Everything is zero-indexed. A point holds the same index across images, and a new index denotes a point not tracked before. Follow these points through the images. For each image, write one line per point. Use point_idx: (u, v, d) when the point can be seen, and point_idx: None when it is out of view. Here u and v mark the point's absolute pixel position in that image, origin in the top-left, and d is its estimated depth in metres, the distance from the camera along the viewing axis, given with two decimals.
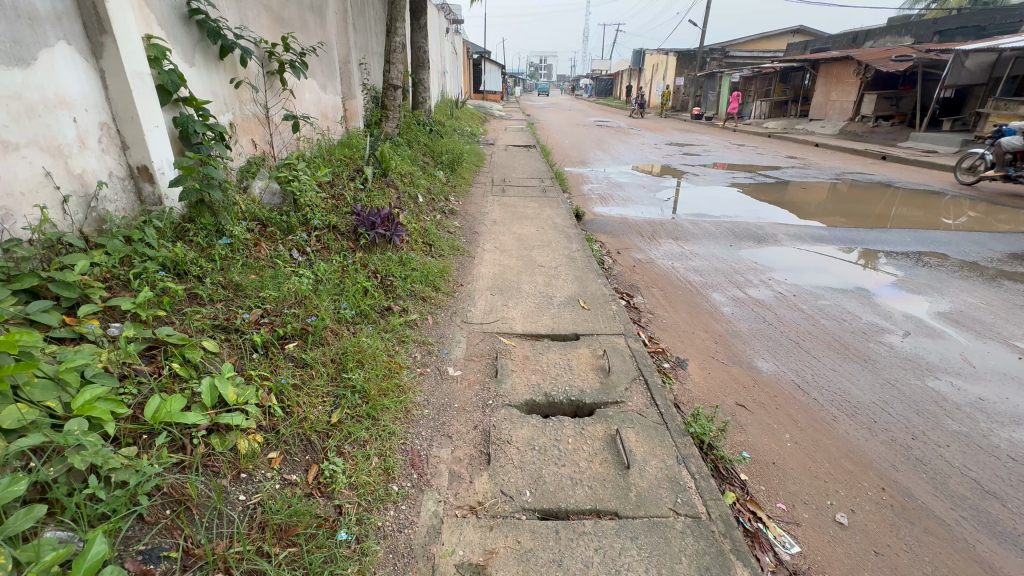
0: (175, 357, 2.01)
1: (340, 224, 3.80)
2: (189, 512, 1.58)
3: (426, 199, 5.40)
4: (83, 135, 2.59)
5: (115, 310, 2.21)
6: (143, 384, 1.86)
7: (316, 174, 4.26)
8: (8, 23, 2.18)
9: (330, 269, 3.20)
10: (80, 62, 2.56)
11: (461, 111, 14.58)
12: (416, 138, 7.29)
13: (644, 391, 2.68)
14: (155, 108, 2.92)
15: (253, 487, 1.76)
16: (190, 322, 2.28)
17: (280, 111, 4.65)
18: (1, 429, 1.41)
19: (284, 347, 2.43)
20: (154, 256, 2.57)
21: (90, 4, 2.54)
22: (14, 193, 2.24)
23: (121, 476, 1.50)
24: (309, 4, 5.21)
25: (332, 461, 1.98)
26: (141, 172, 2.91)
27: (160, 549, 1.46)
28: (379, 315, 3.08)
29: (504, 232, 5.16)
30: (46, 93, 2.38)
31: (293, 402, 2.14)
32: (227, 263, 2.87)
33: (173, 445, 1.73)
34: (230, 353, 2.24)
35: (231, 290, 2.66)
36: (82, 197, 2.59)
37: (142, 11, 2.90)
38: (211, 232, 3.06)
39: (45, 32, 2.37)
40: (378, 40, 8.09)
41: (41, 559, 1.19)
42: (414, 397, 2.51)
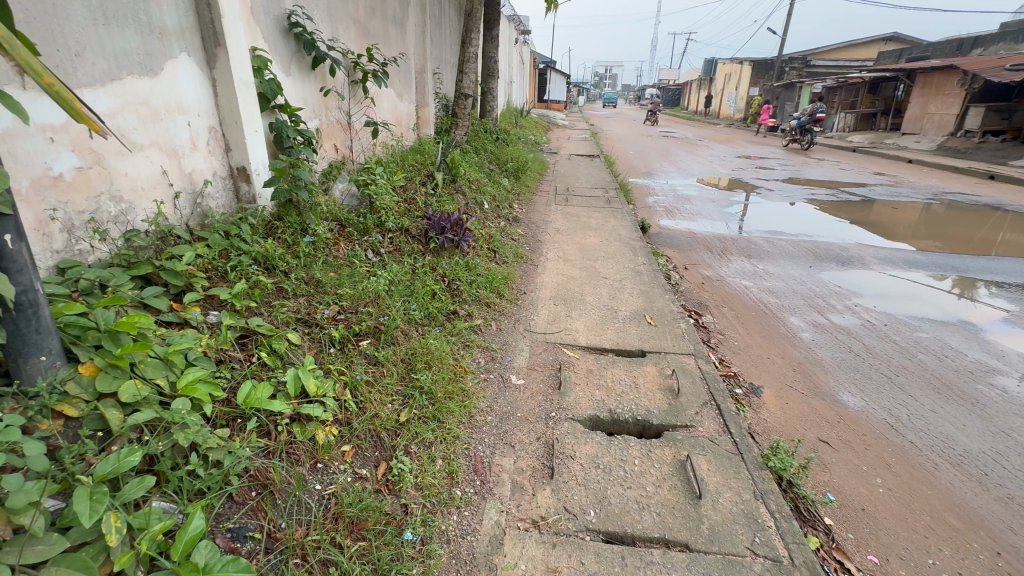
0: (264, 346, 2.15)
1: (412, 227, 3.92)
2: (273, 496, 1.66)
3: (493, 206, 5.46)
4: (195, 138, 2.85)
5: (213, 299, 2.39)
6: (235, 370, 1.99)
7: (391, 178, 4.44)
8: (142, 37, 2.45)
9: (402, 270, 3.30)
10: (198, 72, 2.83)
11: (526, 120, 14.74)
12: (483, 145, 7.43)
13: (716, 417, 2.53)
14: (256, 114, 3.16)
15: (328, 478, 1.83)
16: (276, 314, 2.43)
17: (360, 118, 4.90)
18: (120, 402, 1.56)
19: (359, 344, 2.52)
20: (248, 251, 2.76)
21: (209, 20, 2.80)
22: (137, 189, 2.49)
23: (217, 456, 1.61)
24: (391, 18, 5.47)
25: (400, 460, 2.02)
26: (240, 172, 3.16)
27: (246, 529, 1.55)
28: (445, 318, 3.13)
29: (568, 242, 5.11)
30: (168, 100, 2.64)
31: (366, 398, 2.21)
32: (310, 259, 3.02)
33: (260, 430, 1.83)
34: (310, 346, 2.36)
35: (313, 286, 2.80)
36: (190, 194, 2.84)
37: (251, 26, 3.15)
38: (297, 230, 3.22)
39: (172, 45, 2.63)
40: (452, 51, 8.35)
41: (150, 527, 1.29)
42: (477, 403, 2.52)
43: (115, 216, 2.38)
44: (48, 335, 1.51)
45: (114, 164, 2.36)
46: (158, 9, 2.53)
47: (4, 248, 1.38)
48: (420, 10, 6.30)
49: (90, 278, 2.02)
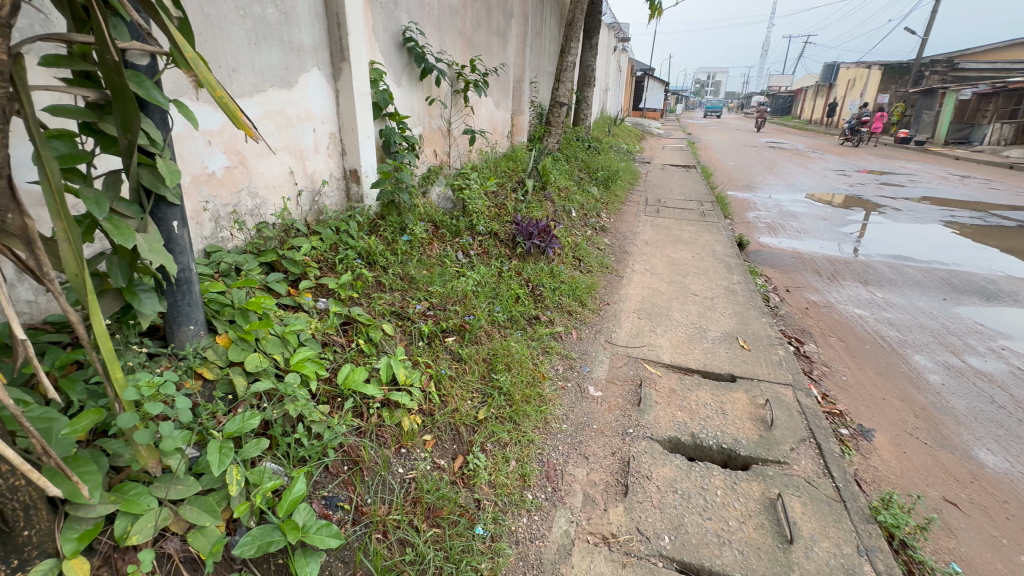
0: (362, 334, 2.34)
1: (500, 232, 4.02)
2: (362, 472, 1.79)
3: (580, 214, 5.44)
4: (318, 142, 3.19)
5: (322, 287, 2.64)
6: (337, 353, 2.19)
7: (484, 184, 4.60)
8: (284, 55, 2.80)
9: (489, 273, 3.41)
10: (325, 84, 3.17)
11: (620, 129, 14.47)
12: (574, 154, 7.43)
13: (815, 457, 2.30)
14: (369, 121, 3.45)
15: (410, 463, 1.94)
16: (374, 305, 2.62)
17: (460, 125, 5.14)
18: (245, 371, 1.79)
19: (445, 340, 2.65)
20: (354, 246, 3.01)
21: (337, 38, 3.12)
22: (269, 187, 2.84)
23: (318, 429, 1.78)
24: (495, 30, 5.69)
25: (476, 456, 2.09)
26: (352, 174, 3.47)
27: (337, 498, 1.68)
28: (527, 322, 3.18)
29: (656, 254, 4.94)
30: (299, 109, 2.99)
31: (448, 392, 2.31)
32: (407, 257, 3.22)
33: (355, 410, 1.99)
34: (402, 337, 2.52)
35: (407, 281, 2.98)
36: (310, 192, 3.18)
37: (370, 42, 3.49)
38: (397, 229, 3.44)
39: (306, 61, 2.97)
40: (550, 60, 8.47)
41: (263, 484, 1.46)
42: (553, 410, 2.52)
43: (251, 209, 2.73)
44: (195, 307, 1.78)
45: (254, 164, 2.71)
46: (298, 29, 2.88)
47: (171, 232, 1.68)
48: (522, 21, 6.47)
49: (228, 262, 2.34)
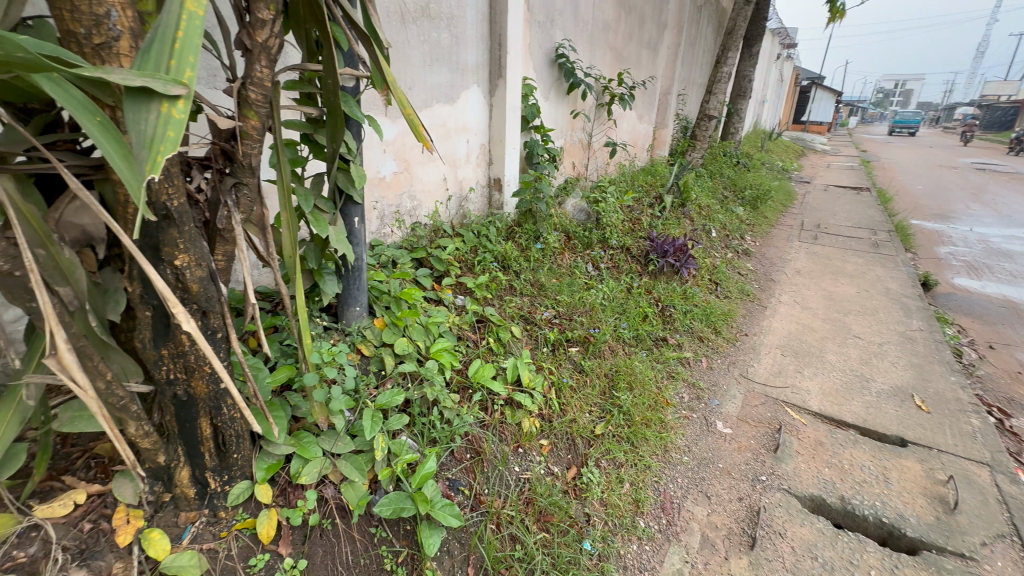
0: (492, 334, 2.47)
1: (633, 247, 3.91)
2: (483, 463, 1.89)
3: (722, 235, 5.05)
4: (470, 153, 3.47)
5: (461, 285, 2.84)
6: (470, 348, 2.36)
7: (621, 198, 4.52)
8: (451, 74, 3.11)
9: (618, 288, 3.35)
10: (481, 100, 3.44)
11: (775, 144, 13.09)
12: (719, 170, 6.93)
13: (1018, 563, 1.83)
14: (516, 133, 3.65)
15: (526, 464, 2.00)
16: (506, 307, 2.75)
17: (601, 138, 5.16)
18: (395, 352, 2.02)
19: (568, 349, 2.68)
20: (492, 250, 3.19)
21: (497, 57, 3.36)
22: (426, 191, 3.17)
23: (450, 415, 1.93)
24: (647, 42, 5.60)
25: (590, 470, 2.08)
26: (496, 183, 3.70)
27: (459, 482, 1.79)
28: (653, 342, 3.06)
29: (809, 286, 4.37)
30: (458, 122, 3.29)
31: (567, 402, 2.33)
32: (538, 264, 3.29)
33: (481, 403, 2.11)
34: (528, 341, 2.61)
35: (537, 288, 3.07)
36: (458, 198, 3.47)
37: (525, 60, 3.69)
38: (531, 236, 3.53)
39: (468, 79, 3.26)
40: (702, 71, 8.05)
41: (401, 456, 1.63)
42: (675, 438, 2.39)
43: (409, 210, 3.08)
44: (361, 292, 2.06)
45: (416, 171, 3.06)
46: (466, 50, 3.17)
47: (352, 227, 1.98)
48: (677, 32, 6.25)
49: (387, 256, 2.66)
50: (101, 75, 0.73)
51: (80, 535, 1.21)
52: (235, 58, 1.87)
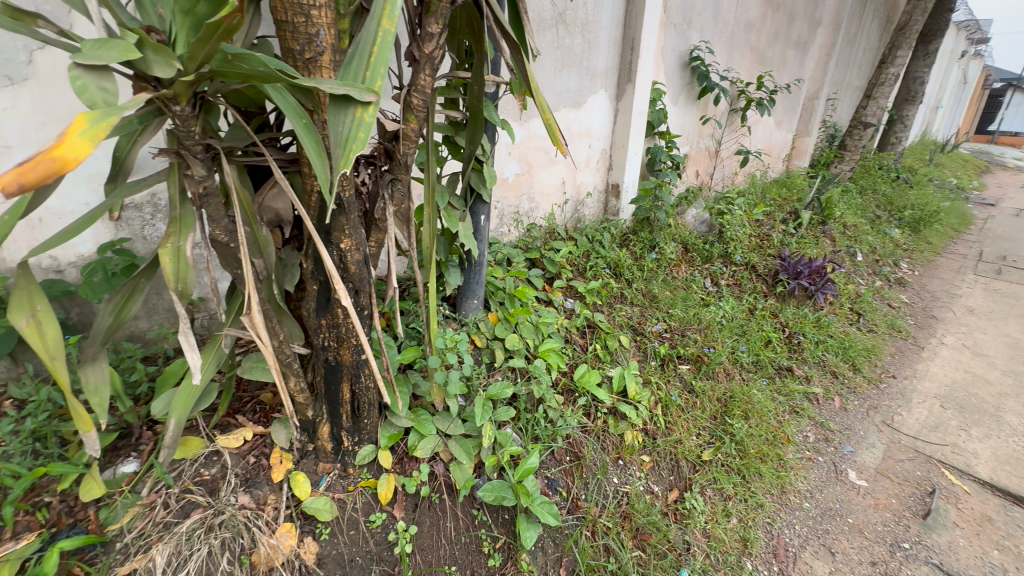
0: (599, 340, 2.44)
1: (759, 265, 3.58)
2: (581, 468, 1.89)
3: (870, 258, 4.40)
4: (590, 157, 3.46)
5: (571, 288, 2.84)
6: (576, 351, 2.36)
7: (750, 211, 4.16)
8: (580, 79, 3.13)
9: (739, 308, 3.09)
10: (608, 105, 3.40)
11: (949, 156, 11.04)
12: (872, 186, 6.05)
13: None
14: (640, 138, 3.55)
15: (626, 477, 1.95)
16: (615, 315, 2.70)
17: (731, 145, 4.81)
18: (506, 347, 2.09)
19: (678, 366, 2.54)
20: (604, 256, 3.12)
21: (628, 61, 3.31)
22: (544, 194, 3.24)
23: (554, 416, 1.94)
24: (795, 41, 5.08)
25: (694, 496, 1.97)
26: (614, 189, 3.63)
27: (557, 483, 1.81)
28: (775, 372, 2.77)
29: (985, 330, 3.64)
30: (582, 126, 3.30)
31: (674, 421, 2.23)
32: (652, 274, 3.16)
33: (585, 408, 2.10)
34: (635, 352, 2.54)
35: (648, 299, 2.95)
36: (574, 202, 3.48)
37: (656, 64, 3.59)
38: (646, 245, 3.39)
39: (596, 84, 3.25)
40: (860, 73, 7.08)
41: (506, 447, 1.68)
42: (794, 480, 2.16)
43: (527, 211, 3.17)
44: (479, 286, 2.17)
45: (536, 174, 3.13)
46: (597, 55, 3.17)
47: (478, 224, 2.09)
48: (833, 30, 5.59)
49: (503, 253, 2.74)
50: (315, 84, 0.86)
51: (247, 466, 1.45)
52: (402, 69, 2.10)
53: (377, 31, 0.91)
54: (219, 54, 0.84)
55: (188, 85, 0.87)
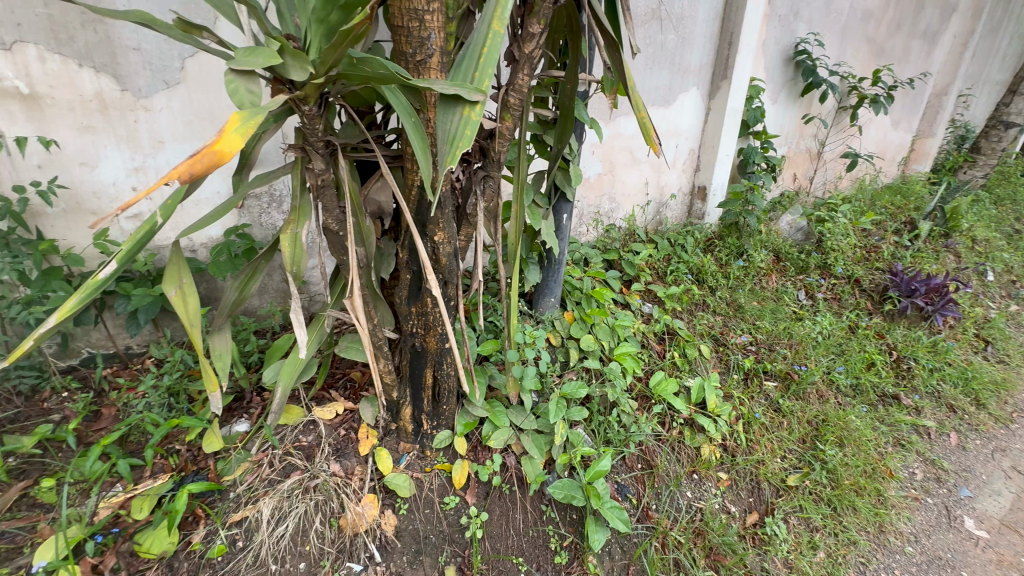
0: (678, 348, 2.35)
1: (864, 279, 3.22)
2: (654, 478, 1.84)
3: (1004, 279, 3.81)
4: (677, 157, 3.33)
5: (649, 292, 2.75)
6: (653, 358, 2.29)
7: (856, 219, 3.77)
8: (671, 76, 3.02)
9: (838, 324, 2.81)
10: (699, 103, 3.24)
11: None
12: (1012, 195, 5.23)
13: None
14: (733, 138, 3.34)
15: (701, 493, 1.87)
16: (696, 323, 2.58)
17: (836, 147, 4.38)
18: (581, 347, 2.08)
19: (764, 382, 2.38)
20: (687, 261, 2.99)
21: (725, 56, 3.13)
22: (625, 195, 3.17)
23: (628, 421, 1.91)
24: (923, 30, 4.51)
25: (776, 522, 1.85)
26: (700, 191, 3.46)
27: (627, 490, 1.78)
28: (878, 399, 2.50)
29: None
30: (669, 126, 3.18)
31: (756, 440, 2.09)
32: (739, 283, 2.97)
33: (660, 417, 2.03)
34: (716, 363, 2.41)
35: (733, 308, 2.78)
36: (657, 203, 3.36)
37: (756, 59, 3.37)
38: (733, 252, 3.20)
39: (688, 81, 3.12)
40: (1004, 64, 6.12)
41: (577, 448, 1.67)
42: (896, 520, 1.97)
43: (607, 211, 3.12)
44: (557, 285, 2.17)
45: (619, 174, 3.07)
46: (690, 52, 3.03)
47: (560, 222, 2.10)
48: (974, 16, 4.88)
49: (581, 253, 2.72)
50: (428, 84, 0.92)
51: (338, 437, 1.57)
52: (499, 69, 2.18)
53: (486, 32, 0.95)
54: (346, 58, 0.91)
55: (317, 87, 0.96)
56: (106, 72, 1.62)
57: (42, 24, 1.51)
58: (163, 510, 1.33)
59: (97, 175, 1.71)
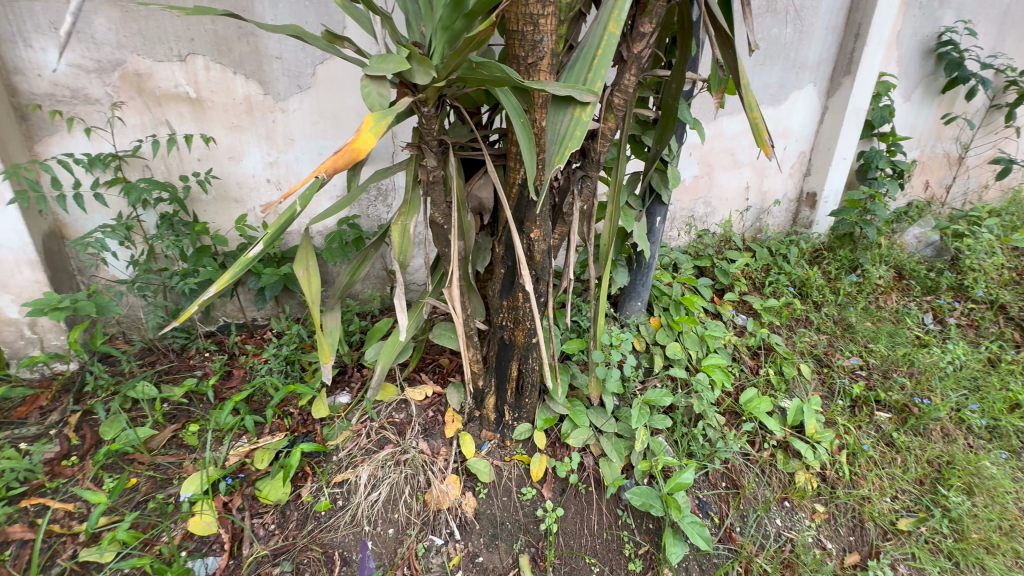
0: (774, 365, 2.18)
1: (1012, 306, 2.76)
2: (739, 498, 1.74)
3: None
4: (784, 160, 3.08)
5: (743, 304, 2.58)
6: (745, 373, 2.15)
7: (1007, 235, 3.23)
8: (784, 72, 2.80)
9: (974, 355, 2.44)
10: (815, 101, 2.96)
11: None
12: None
13: None
14: (853, 141, 3.01)
15: (792, 524, 1.74)
16: (796, 341, 2.38)
17: (985, 151, 3.77)
18: (667, 355, 2.01)
19: (875, 412, 2.14)
20: (789, 273, 2.76)
21: (849, 49, 2.83)
22: (723, 199, 3.00)
23: (713, 435, 1.82)
24: None
25: (881, 567, 1.67)
26: (809, 198, 3.17)
27: (709, 508, 1.71)
28: (1021, 446, 2.14)
29: None
30: (778, 126, 2.96)
31: (862, 474, 1.89)
32: (850, 300, 2.68)
33: (750, 436, 1.91)
34: (818, 386, 2.21)
35: (841, 327, 2.53)
36: (758, 209, 3.14)
37: (887, 52, 3.01)
38: (845, 266, 2.90)
39: (804, 78, 2.87)
40: None
41: (658, 457, 1.62)
42: None
43: (701, 216, 2.99)
44: (645, 289, 2.12)
45: (717, 177, 2.91)
46: (808, 46, 2.79)
47: (653, 225, 2.05)
48: None
49: (671, 257, 2.62)
50: (541, 87, 0.97)
51: (426, 418, 1.68)
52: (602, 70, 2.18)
53: (600, 34, 1.02)
54: (466, 62, 0.97)
55: (436, 89, 1.03)
56: (253, 78, 1.86)
57: (209, 39, 1.78)
58: (280, 463, 1.52)
59: (241, 168, 1.97)
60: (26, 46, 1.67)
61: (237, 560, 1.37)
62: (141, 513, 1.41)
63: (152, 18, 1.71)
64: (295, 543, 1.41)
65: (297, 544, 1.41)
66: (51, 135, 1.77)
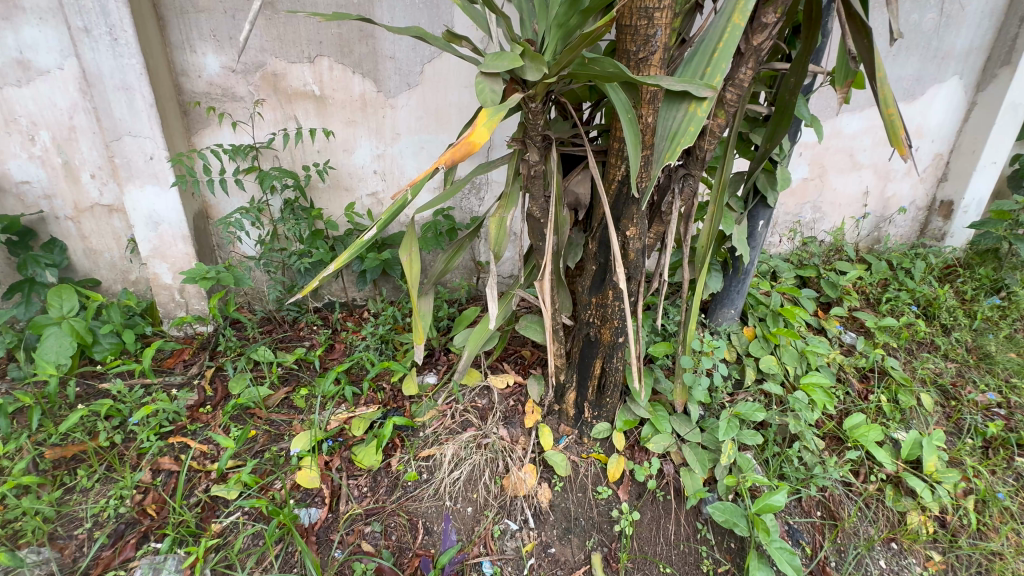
0: (888, 391, 1.95)
1: None
2: (835, 531, 1.60)
3: None
4: (914, 163, 2.73)
5: (853, 321, 2.34)
6: (850, 397, 1.95)
7: None
8: (922, 63, 2.48)
9: None
10: (960, 96, 2.59)
11: None
12: None
13: None
14: (1008, 141, 2.59)
15: (899, 568, 1.56)
16: (916, 366, 2.11)
17: None
18: (760, 368, 1.89)
19: (1015, 457, 1.84)
20: (912, 289, 2.45)
21: (1011, 36, 2.44)
22: (836, 203, 2.73)
23: (809, 459, 1.67)
24: None
25: None
26: (943, 206, 2.79)
27: (800, 536, 1.58)
28: None
29: None
30: (910, 123, 2.63)
31: (992, 527, 1.65)
32: (990, 326, 2.32)
33: (852, 465, 1.74)
34: (941, 420, 1.95)
35: (975, 356, 2.20)
36: (877, 217, 2.82)
37: None
38: (986, 286, 2.51)
39: (948, 69, 2.52)
40: None
41: (746, 475, 1.52)
42: None
43: (809, 222, 2.75)
44: (740, 296, 1.99)
45: (831, 179, 2.65)
46: (956, 32, 2.44)
47: (754, 229, 1.93)
48: None
49: (770, 264, 2.42)
50: (656, 82, 0.96)
51: (507, 406, 1.74)
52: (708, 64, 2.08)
53: (723, 26, 0.98)
54: (578, 58, 0.99)
55: (546, 86, 1.05)
56: (369, 77, 2.02)
57: (335, 41, 1.95)
58: (373, 433, 1.65)
59: (353, 159, 2.15)
60: (191, 51, 1.94)
61: (335, 514, 1.51)
62: (259, 461, 1.61)
63: (290, 24, 1.92)
64: (385, 507, 1.53)
65: (386, 508, 1.53)
66: (205, 128, 2.06)
